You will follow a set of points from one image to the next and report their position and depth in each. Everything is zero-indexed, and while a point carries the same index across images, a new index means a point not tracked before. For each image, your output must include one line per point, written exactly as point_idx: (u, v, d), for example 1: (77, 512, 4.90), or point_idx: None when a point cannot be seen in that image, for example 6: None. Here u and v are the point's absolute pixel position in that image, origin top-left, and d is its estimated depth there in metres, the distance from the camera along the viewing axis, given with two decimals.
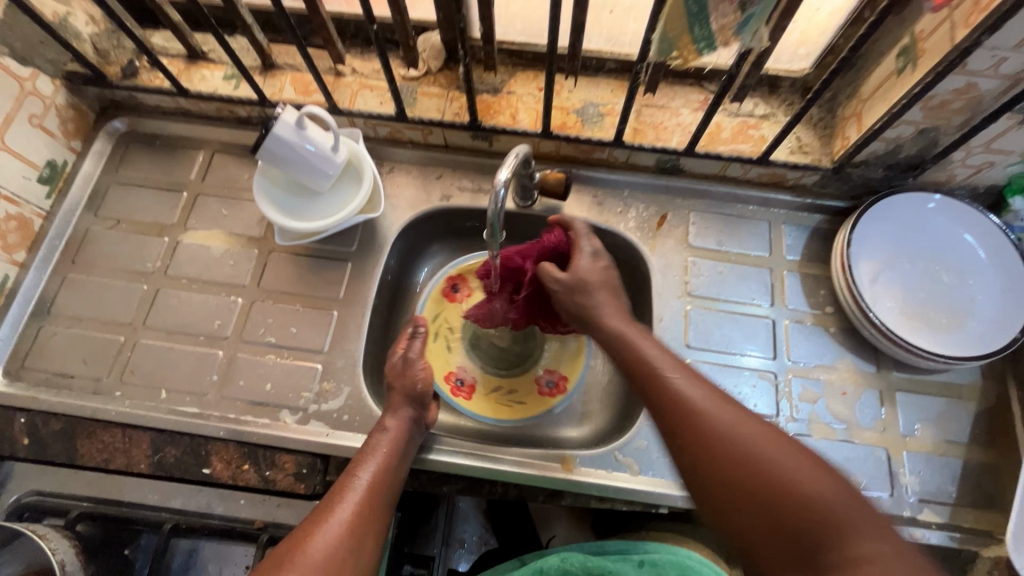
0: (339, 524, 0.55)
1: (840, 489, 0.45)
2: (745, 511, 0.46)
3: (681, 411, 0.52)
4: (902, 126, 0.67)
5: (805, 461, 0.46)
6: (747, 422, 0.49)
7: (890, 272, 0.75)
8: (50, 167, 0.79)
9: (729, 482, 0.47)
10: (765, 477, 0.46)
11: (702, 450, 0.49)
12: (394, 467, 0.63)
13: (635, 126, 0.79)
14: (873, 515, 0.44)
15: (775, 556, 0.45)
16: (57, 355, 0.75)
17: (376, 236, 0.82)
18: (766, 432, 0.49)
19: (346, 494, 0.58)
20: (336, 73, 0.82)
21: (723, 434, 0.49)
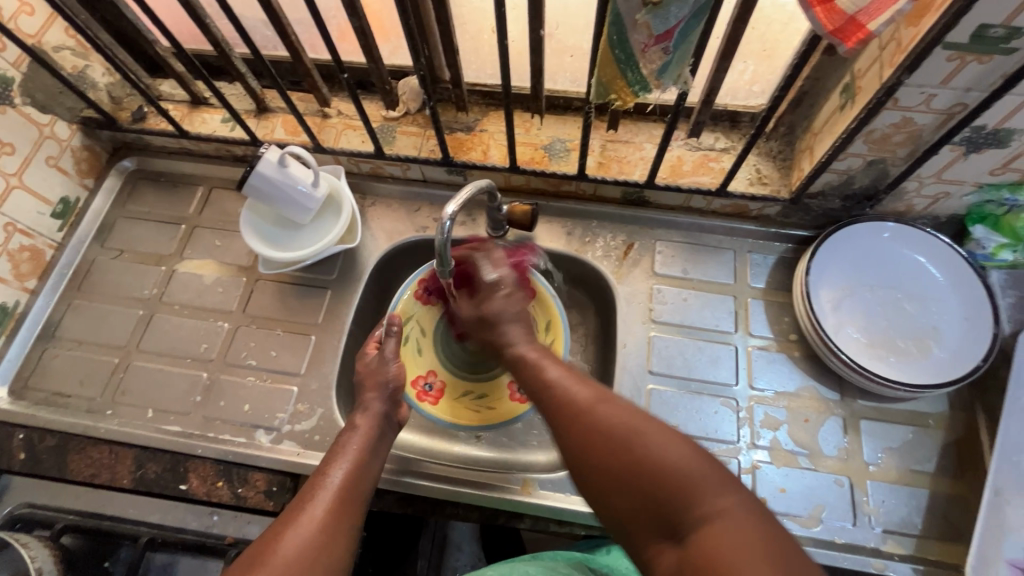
0: (313, 518, 0.54)
1: (695, 455, 0.47)
2: (617, 489, 0.48)
3: (565, 411, 0.54)
4: (849, 158, 0.69)
5: (667, 432, 0.49)
6: (621, 411, 0.51)
7: (850, 299, 0.77)
8: (63, 203, 0.87)
9: (606, 462, 0.49)
10: (631, 457, 0.48)
11: (582, 439, 0.51)
12: (368, 461, 0.63)
13: (600, 160, 0.83)
14: (722, 474, 0.47)
15: (646, 523, 0.47)
16: (58, 376, 0.81)
17: (355, 265, 0.86)
18: (634, 415, 0.51)
19: (319, 487, 0.58)
20: (323, 115, 0.88)
21: (594, 422, 0.51)
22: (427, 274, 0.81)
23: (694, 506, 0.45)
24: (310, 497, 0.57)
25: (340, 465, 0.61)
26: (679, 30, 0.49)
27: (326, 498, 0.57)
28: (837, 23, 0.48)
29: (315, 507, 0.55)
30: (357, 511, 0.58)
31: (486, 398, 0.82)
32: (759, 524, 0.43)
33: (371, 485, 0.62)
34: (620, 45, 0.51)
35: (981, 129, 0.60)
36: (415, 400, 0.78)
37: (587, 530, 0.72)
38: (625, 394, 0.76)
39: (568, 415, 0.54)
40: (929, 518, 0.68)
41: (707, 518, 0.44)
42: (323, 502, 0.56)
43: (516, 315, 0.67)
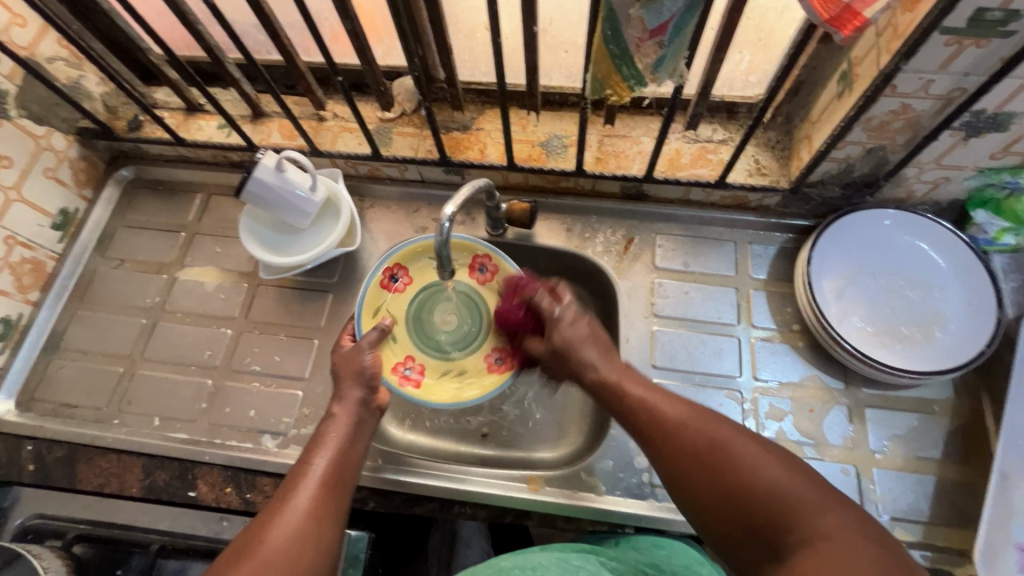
0: (299, 506, 0.55)
1: (797, 478, 0.49)
2: (721, 507, 0.50)
3: (657, 431, 0.56)
4: (848, 146, 0.69)
5: (763, 453, 0.52)
6: (713, 427, 0.54)
7: (853, 288, 0.76)
8: (63, 214, 0.87)
9: (705, 481, 0.52)
10: (735, 482, 0.50)
11: (678, 455, 0.54)
12: (348, 451, 0.62)
13: (598, 155, 0.82)
14: (827, 492, 0.49)
15: (750, 539, 0.49)
16: (63, 387, 0.81)
17: (356, 268, 0.87)
18: (731, 438, 0.53)
19: (305, 477, 0.58)
20: (319, 118, 0.88)
21: (688, 440, 0.54)
22: (389, 262, 0.81)
23: (796, 526, 0.47)
24: (299, 485, 0.58)
25: (322, 453, 0.61)
26: (673, 24, 0.48)
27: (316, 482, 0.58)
28: (832, 12, 0.47)
29: (299, 499, 0.56)
30: (339, 496, 0.59)
31: (468, 372, 0.80)
32: (861, 539, 0.45)
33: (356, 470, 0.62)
34: (614, 39, 0.51)
35: (980, 113, 0.60)
36: (399, 387, 0.76)
37: (595, 525, 0.72)
38: None
39: (658, 435, 0.56)
40: (935, 504, 0.68)
41: (809, 536, 0.46)
42: (308, 492, 0.57)
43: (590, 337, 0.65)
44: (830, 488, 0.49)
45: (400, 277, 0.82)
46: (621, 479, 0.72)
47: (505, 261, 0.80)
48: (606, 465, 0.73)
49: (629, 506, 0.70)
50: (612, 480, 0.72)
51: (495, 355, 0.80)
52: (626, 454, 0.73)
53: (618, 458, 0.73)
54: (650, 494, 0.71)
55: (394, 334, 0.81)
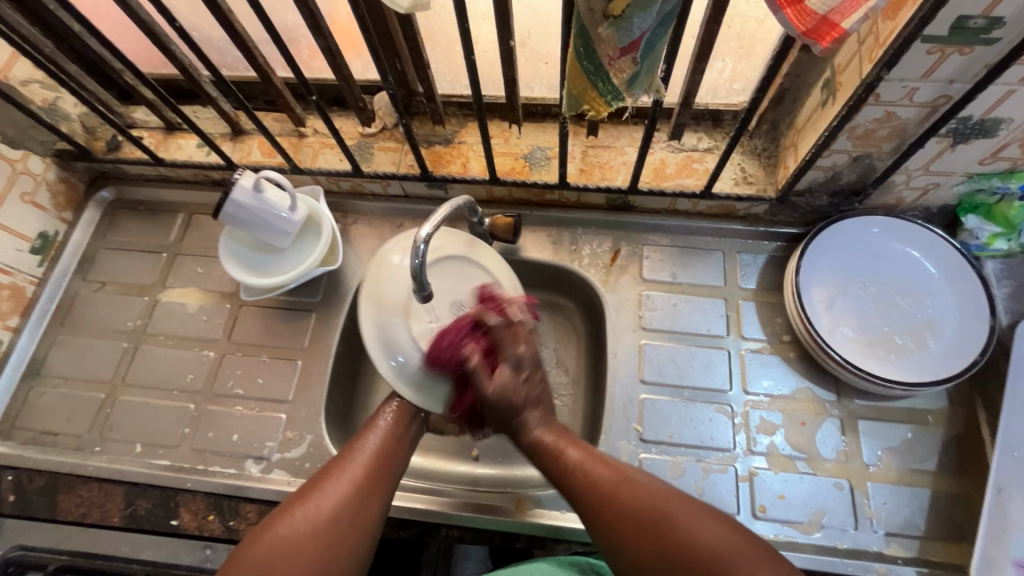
0: (344, 480, 0.58)
1: (726, 532, 0.50)
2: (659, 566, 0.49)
3: (590, 494, 0.57)
4: (834, 154, 0.67)
5: (701, 518, 0.51)
6: (644, 488, 0.55)
7: (843, 297, 0.75)
8: (42, 238, 0.86)
9: (636, 545, 0.51)
10: (663, 527, 0.51)
11: (613, 512, 0.54)
12: (392, 454, 0.63)
13: (581, 167, 0.81)
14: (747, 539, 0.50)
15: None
16: (44, 414, 0.80)
17: (339, 286, 0.85)
18: (654, 488, 0.55)
19: (351, 455, 0.61)
20: (299, 135, 0.87)
21: (626, 504, 0.54)
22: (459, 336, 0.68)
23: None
24: (343, 463, 0.60)
25: (372, 435, 0.64)
26: (645, 40, 0.47)
27: (360, 462, 0.61)
28: (809, 24, 0.46)
29: (338, 484, 0.58)
30: (379, 490, 0.59)
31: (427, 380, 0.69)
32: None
33: (401, 457, 0.64)
34: (587, 56, 0.50)
35: (967, 120, 0.59)
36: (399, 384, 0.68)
37: (585, 547, 0.71)
38: (616, 405, 0.75)
39: (589, 493, 0.57)
40: (932, 518, 0.67)
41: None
42: (348, 476, 0.59)
43: (534, 399, 0.65)
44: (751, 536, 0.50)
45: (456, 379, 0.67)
46: None
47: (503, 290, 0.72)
48: None
49: None
50: None
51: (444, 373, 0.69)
52: None
53: None
54: None
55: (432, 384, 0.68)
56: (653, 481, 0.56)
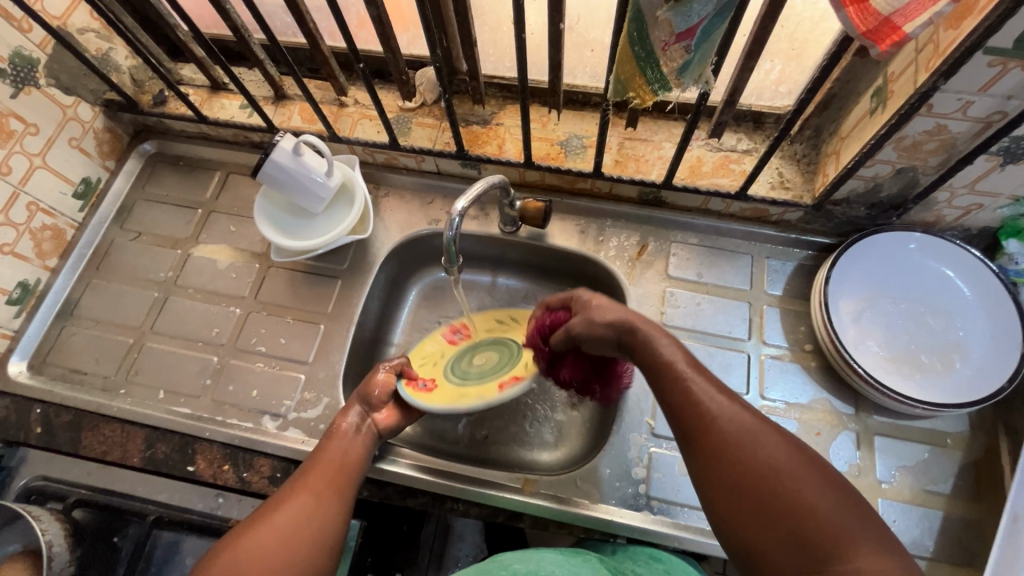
0: (306, 486, 0.59)
1: (847, 507, 0.45)
2: (751, 517, 0.46)
3: (695, 412, 0.52)
4: (877, 165, 0.66)
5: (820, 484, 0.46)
6: (755, 432, 0.49)
7: (871, 311, 0.74)
8: (85, 184, 0.88)
9: (731, 483, 0.48)
10: (776, 488, 0.46)
11: (721, 455, 0.49)
12: (349, 461, 0.64)
13: (617, 158, 0.81)
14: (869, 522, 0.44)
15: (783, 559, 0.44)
16: (75, 353, 0.83)
17: (366, 255, 0.87)
18: (772, 438, 0.49)
19: (314, 466, 0.62)
20: (340, 104, 0.88)
21: (731, 448, 0.49)
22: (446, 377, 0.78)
23: (834, 554, 0.42)
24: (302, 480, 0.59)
25: (333, 444, 0.65)
26: (702, 29, 0.47)
27: (319, 470, 0.61)
28: (870, 25, 0.45)
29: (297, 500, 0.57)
30: (340, 499, 0.59)
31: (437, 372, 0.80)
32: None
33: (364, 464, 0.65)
34: (640, 42, 0.49)
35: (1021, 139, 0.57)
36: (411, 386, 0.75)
37: (587, 533, 0.71)
38: (631, 399, 0.75)
39: (695, 423, 0.52)
40: (941, 540, 0.66)
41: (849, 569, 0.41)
42: (308, 487, 0.58)
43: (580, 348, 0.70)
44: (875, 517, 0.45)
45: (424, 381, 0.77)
46: (618, 488, 0.71)
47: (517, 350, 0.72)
48: (603, 473, 0.72)
49: (624, 516, 0.69)
50: (608, 488, 0.71)
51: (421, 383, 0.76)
52: (623, 464, 0.72)
53: (614, 466, 0.72)
54: (645, 505, 0.70)
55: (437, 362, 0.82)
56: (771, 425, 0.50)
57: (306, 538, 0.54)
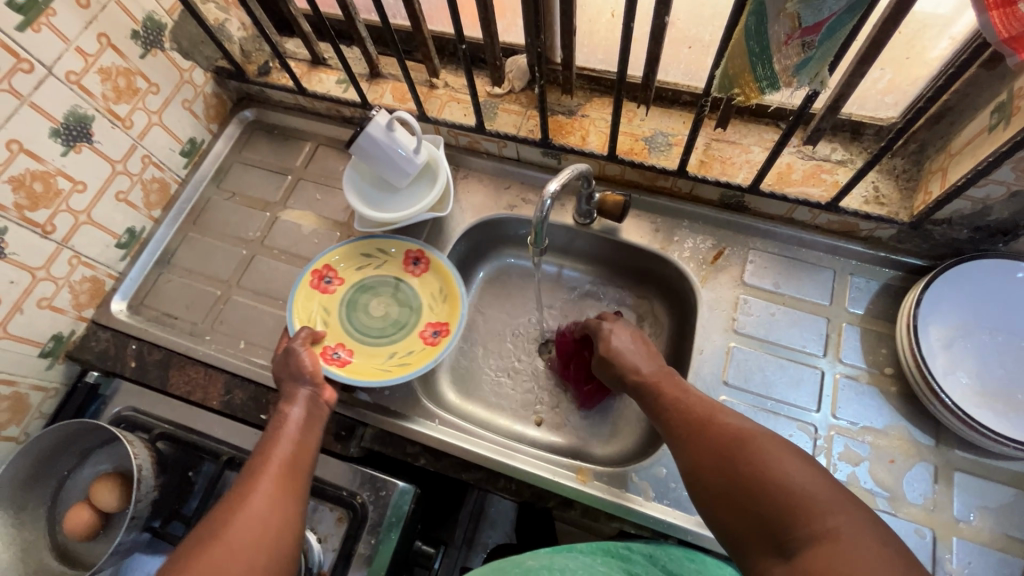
0: (255, 501, 0.56)
1: (821, 480, 0.48)
2: (730, 508, 0.50)
3: (689, 419, 0.58)
4: (990, 186, 0.63)
5: (786, 457, 0.50)
6: (737, 423, 0.55)
7: (963, 340, 0.70)
8: (191, 143, 0.95)
9: (710, 479, 0.52)
10: (742, 470, 0.50)
11: (701, 454, 0.54)
12: (302, 447, 0.64)
13: (701, 158, 0.80)
14: (834, 490, 0.47)
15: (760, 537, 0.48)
16: (169, 298, 0.89)
17: (441, 234, 0.89)
18: (738, 426, 0.54)
19: (263, 465, 0.60)
20: (430, 85, 0.91)
21: (716, 444, 0.54)
22: (348, 338, 0.82)
23: (807, 522, 0.45)
24: (252, 478, 0.59)
25: (277, 448, 0.62)
26: (829, 24, 0.46)
27: (268, 479, 0.59)
28: (1013, 31, 0.43)
29: (254, 497, 0.57)
30: (296, 492, 0.60)
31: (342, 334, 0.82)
32: (872, 535, 0.44)
33: (310, 468, 0.63)
34: (756, 36, 0.49)
35: None
36: (330, 368, 0.77)
37: (637, 529, 0.71)
38: None
39: (686, 433, 0.57)
40: None
41: (819, 533, 0.45)
42: (263, 483, 0.58)
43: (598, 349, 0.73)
44: (840, 487, 0.48)
45: (340, 352, 0.80)
46: (673, 489, 0.70)
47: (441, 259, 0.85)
48: (659, 471, 0.71)
49: (676, 517, 0.68)
50: (662, 488, 0.70)
51: (336, 354, 0.80)
52: None
53: (673, 467, 0.71)
54: (699, 510, 0.69)
55: (328, 318, 0.83)
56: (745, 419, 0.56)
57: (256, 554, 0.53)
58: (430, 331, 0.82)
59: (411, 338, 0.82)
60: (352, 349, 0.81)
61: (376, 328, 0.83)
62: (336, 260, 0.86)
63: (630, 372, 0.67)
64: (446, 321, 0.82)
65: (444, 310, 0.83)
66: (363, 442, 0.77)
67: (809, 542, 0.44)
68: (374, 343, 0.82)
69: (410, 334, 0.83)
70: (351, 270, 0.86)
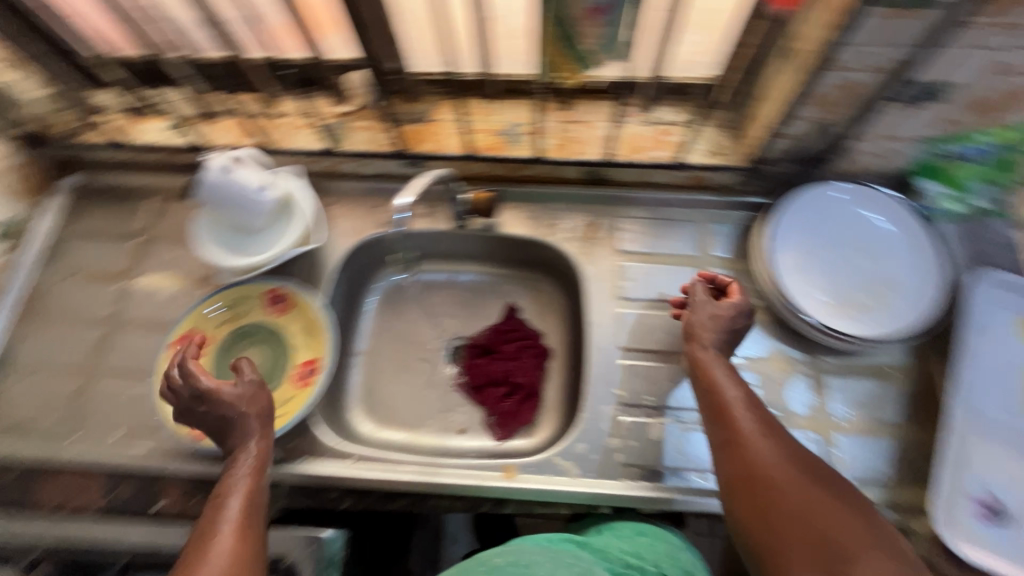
0: (217, 558, 0.52)
1: (867, 532, 0.51)
2: (773, 535, 0.53)
3: (732, 426, 0.60)
4: (797, 122, 0.70)
5: (837, 508, 0.53)
6: (790, 457, 0.57)
7: (810, 261, 0.78)
8: (8, 225, 0.84)
9: (755, 503, 0.55)
10: (795, 506, 0.53)
11: (750, 475, 0.56)
12: (258, 489, 0.60)
13: (556, 142, 0.83)
14: (882, 546, 0.50)
15: (800, 560, 0.51)
16: (16, 404, 0.78)
17: (317, 266, 0.85)
18: (795, 461, 0.57)
19: (222, 514, 0.56)
20: (272, 115, 0.87)
21: (769, 482, 0.55)
22: None
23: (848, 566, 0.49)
24: (215, 528, 0.55)
25: (236, 492, 0.58)
26: None
27: (226, 537, 0.54)
28: None
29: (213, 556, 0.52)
30: (257, 538, 0.56)
31: None
32: None
33: (264, 518, 0.59)
34: None
35: (917, 85, 0.61)
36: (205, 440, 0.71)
37: (570, 507, 0.73)
38: (598, 373, 0.78)
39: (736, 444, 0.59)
40: (898, 466, 0.70)
41: None
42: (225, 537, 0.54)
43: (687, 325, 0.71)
44: (889, 545, 0.51)
45: None
46: (595, 462, 0.72)
47: (297, 289, 0.82)
48: (579, 448, 0.73)
49: (604, 486, 0.70)
50: (585, 463, 0.72)
51: None
52: (598, 436, 0.74)
53: (590, 440, 0.73)
54: (622, 474, 0.71)
55: None
56: (809, 459, 0.58)
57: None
58: (302, 370, 0.78)
59: (285, 384, 0.77)
60: None
61: None
62: (199, 324, 0.80)
63: (696, 365, 0.67)
64: (316, 355, 0.79)
65: (314, 346, 0.79)
66: (276, 500, 0.72)
67: None
68: None
69: (283, 380, 0.78)
70: (218, 329, 0.81)
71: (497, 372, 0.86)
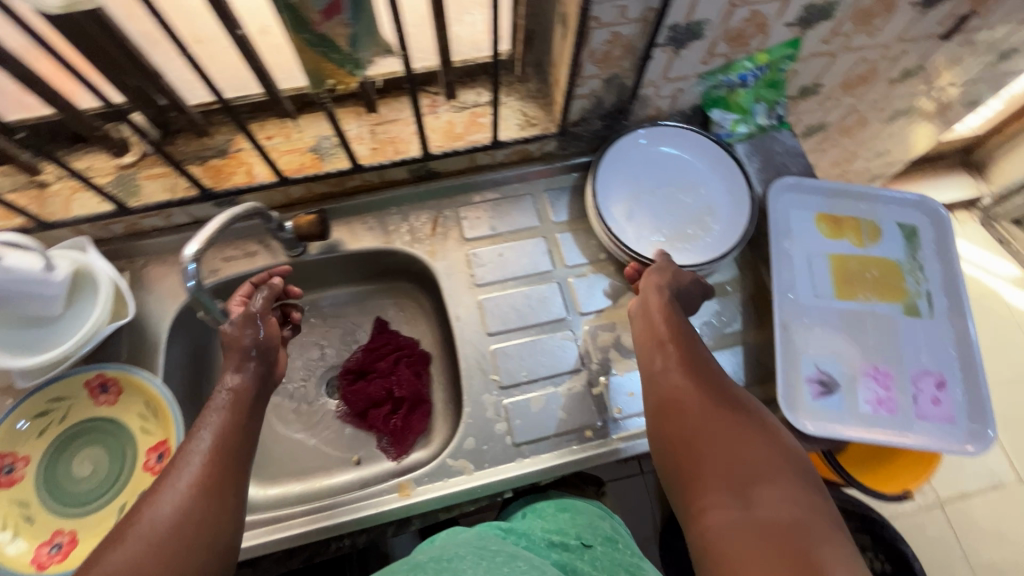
0: (175, 498, 0.49)
1: (781, 462, 0.52)
2: (693, 458, 0.54)
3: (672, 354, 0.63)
4: (588, 81, 0.73)
5: (758, 440, 0.53)
6: (721, 392, 0.58)
7: (638, 207, 0.83)
8: None
9: (681, 429, 0.56)
10: (717, 433, 0.54)
11: (680, 405, 0.58)
12: (241, 428, 0.57)
13: (372, 146, 0.80)
14: (794, 477, 0.51)
15: (713, 478, 0.51)
16: None
17: (144, 338, 0.76)
18: (726, 397, 0.58)
19: (194, 454, 0.53)
20: (40, 184, 0.75)
21: (696, 411, 0.56)
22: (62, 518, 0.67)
23: (756, 489, 0.49)
24: (183, 464, 0.52)
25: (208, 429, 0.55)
26: None
27: (192, 475, 0.51)
28: None
29: (172, 495, 0.49)
30: (231, 482, 0.53)
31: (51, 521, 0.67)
32: (806, 512, 0.47)
33: (247, 450, 0.57)
34: None
35: (676, 27, 0.66)
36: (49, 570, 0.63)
37: (474, 502, 0.74)
38: (471, 364, 0.77)
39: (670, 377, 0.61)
40: (747, 368, 0.78)
41: (758, 504, 0.48)
42: (189, 477, 0.51)
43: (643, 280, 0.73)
44: (804, 477, 0.51)
45: (60, 542, 0.66)
46: (487, 451, 0.72)
47: (120, 370, 0.71)
48: (469, 443, 0.73)
49: (501, 472, 0.71)
50: (479, 456, 0.72)
51: (54, 546, 0.65)
52: (484, 425, 0.74)
53: (478, 432, 0.73)
54: (516, 454, 0.72)
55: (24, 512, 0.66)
56: (742, 399, 0.59)
57: (196, 555, 0.48)
58: (153, 457, 0.69)
59: (135, 478, 0.69)
60: (72, 528, 0.67)
61: (90, 489, 0.69)
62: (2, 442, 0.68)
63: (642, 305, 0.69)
64: (163, 438, 0.70)
65: (158, 428, 0.70)
66: None
67: (753, 506, 0.48)
68: (96, 506, 0.68)
69: (132, 475, 0.69)
70: (31, 439, 0.70)
71: (377, 393, 0.83)
